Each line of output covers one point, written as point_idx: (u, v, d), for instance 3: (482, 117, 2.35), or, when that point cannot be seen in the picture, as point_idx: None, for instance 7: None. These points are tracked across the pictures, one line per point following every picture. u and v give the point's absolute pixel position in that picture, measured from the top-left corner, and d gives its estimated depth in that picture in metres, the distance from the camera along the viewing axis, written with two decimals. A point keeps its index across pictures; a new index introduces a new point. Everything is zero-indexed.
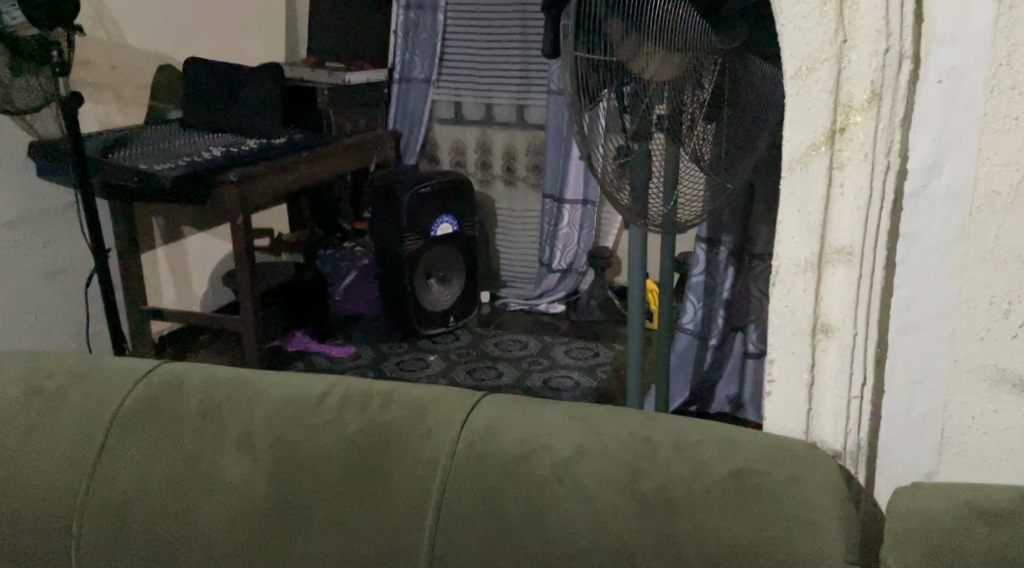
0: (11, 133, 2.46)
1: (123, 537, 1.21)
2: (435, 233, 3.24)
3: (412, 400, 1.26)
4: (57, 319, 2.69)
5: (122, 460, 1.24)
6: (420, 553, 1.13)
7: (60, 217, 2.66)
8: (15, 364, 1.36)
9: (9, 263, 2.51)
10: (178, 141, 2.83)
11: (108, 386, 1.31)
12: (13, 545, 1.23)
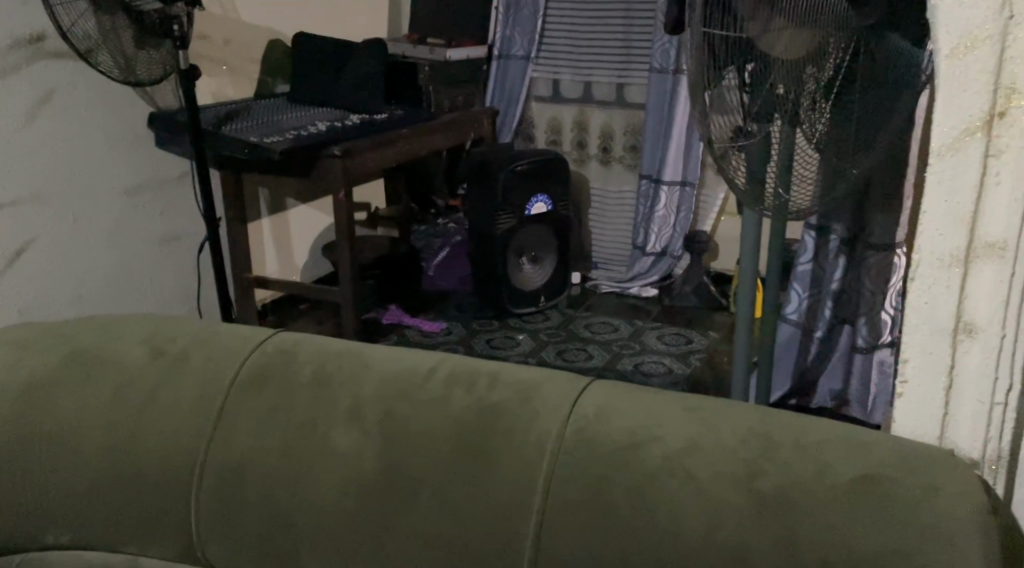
0: (133, 103, 2.55)
1: (239, 499, 1.24)
2: (529, 212, 3.20)
3: (519, 381, 1.24)
4: (170, 284, 2.77)
5: (239, 424, 1.27)
6: (527, 538, 1.12)
7: (176, 185, 2.74)
8: (138, 328, 1.40)
9: (129, 228, 2.59)
10: (286, 114, 2.87)
11: (227, 353, 1.34)
12: (136, 501, 1.28)
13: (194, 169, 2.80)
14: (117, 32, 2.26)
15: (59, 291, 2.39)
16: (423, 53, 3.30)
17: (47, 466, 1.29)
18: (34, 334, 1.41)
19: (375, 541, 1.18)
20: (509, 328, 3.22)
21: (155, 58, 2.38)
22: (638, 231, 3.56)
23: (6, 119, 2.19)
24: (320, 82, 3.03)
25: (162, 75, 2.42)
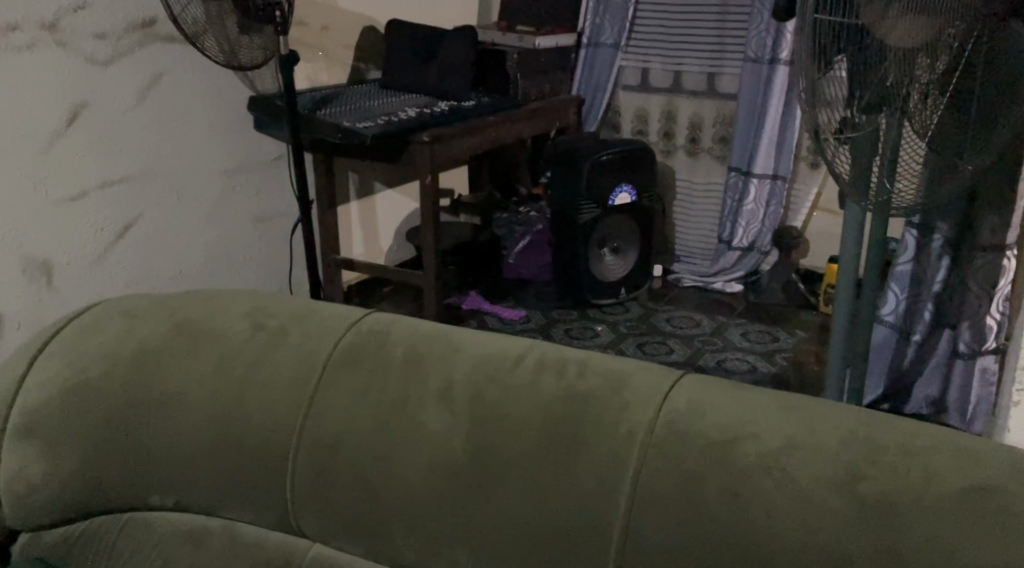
0: (236, 86, 2.62)
1: (331, 473, 1.26)
2: (614, 203, 3.15)
3: (610, 370, 1.23)
4: (265, 261, 2.84)
5: (333, 401, 1.29)
6: (615, 529, 1.11)
7: (273, 166, 2.80)
8: (239, 304, 1.45)
9: (228, 206, 2.67)
10: (376, 100, 2.90)
11: (323, 331, 1.37)
12: (232, 472, 1.31)
13: (288, 151, 2.85)
14: (223, 17, 2.32)
15: (162, 266, 2.48)
16: (510, 41, 3.24)
17: (149, 433, 1.34)
18: (142, 307, 1.47)
19: (463, 522, 1.19)
20: (589, 318, 3.19)
21: (257, 45, 2.44)
22: (725, 224, 3.47)
23: (119, 98, 2.28)
24: (408, 68, 3.03)
25: (262, 61, 2.47)
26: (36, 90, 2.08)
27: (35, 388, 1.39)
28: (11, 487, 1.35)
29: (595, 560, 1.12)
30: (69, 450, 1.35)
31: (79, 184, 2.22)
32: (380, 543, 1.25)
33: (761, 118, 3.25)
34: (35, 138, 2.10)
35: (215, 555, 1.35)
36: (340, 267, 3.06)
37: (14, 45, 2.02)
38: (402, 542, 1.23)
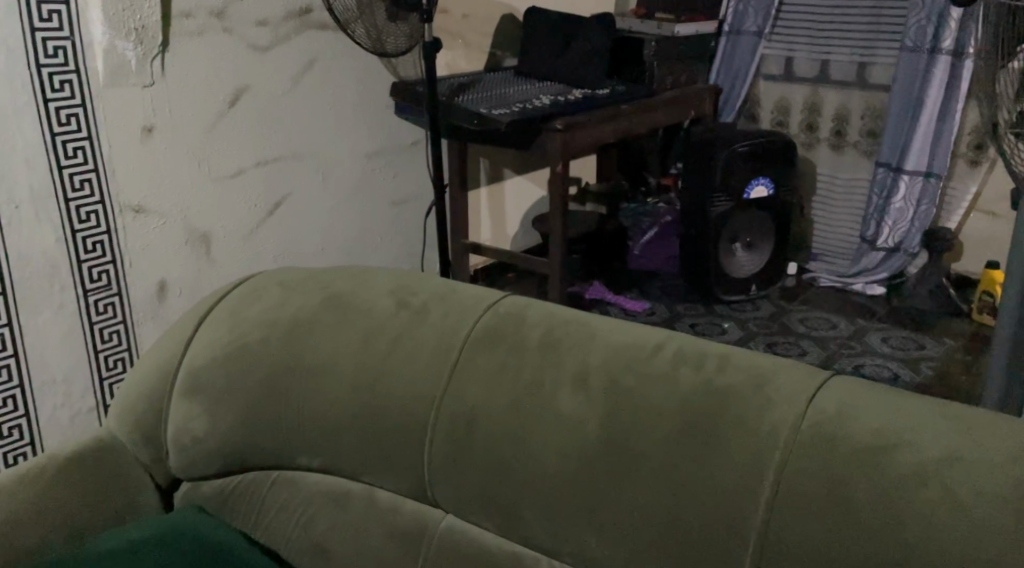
0: (379, 72, 2.69)
1: (466, 449, 1.29)
2: (748, 196, 3.01)
3: (754, 365, 1.20)
4: (402, 241, 2.92)
5: (469, 380, 1.31)
6: (753, 525, 1.09)
7: (412, 150, 2.87)
8: (384, 281, 1.49)
9: (368, 187, 2.74)
10: (514, 85, 2.88)
11: (463, 311, 1.39)
12: (373, 441, 1.36)
13: (426, 137, 2.91)
14: (373, 7, 2.39)
15: (308, 243, 2.58)
16: (648, 27, 3.11)
17: (295, 402, 1.40)
18: (296, 279, 1.54)
19: (595, 507, 1.19)
20: (716, 314, 3.06)
21: (404, 31, 2.50)
22: (869, 223, 3.30)
23: (276, 82, 2.38)
24: (545, 55, 2.96)
25: (409, 47, 2.52)
26: (204, 73, 2.20)
27: (200, 350, 1.48)
28: (176, 441, 1.46)
29: (733, 555, 1.10)
30: (226, 411, 1.43)
31: (238, 162, 2.33)
32: (512, 521, 1.26)
33: (916, 111, 3.08)
34: (201, 118, 2.22)
35: (355, 519, 1.40)
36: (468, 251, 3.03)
37: (186, 30, 2.14)
38: (534, 522, 1.24)
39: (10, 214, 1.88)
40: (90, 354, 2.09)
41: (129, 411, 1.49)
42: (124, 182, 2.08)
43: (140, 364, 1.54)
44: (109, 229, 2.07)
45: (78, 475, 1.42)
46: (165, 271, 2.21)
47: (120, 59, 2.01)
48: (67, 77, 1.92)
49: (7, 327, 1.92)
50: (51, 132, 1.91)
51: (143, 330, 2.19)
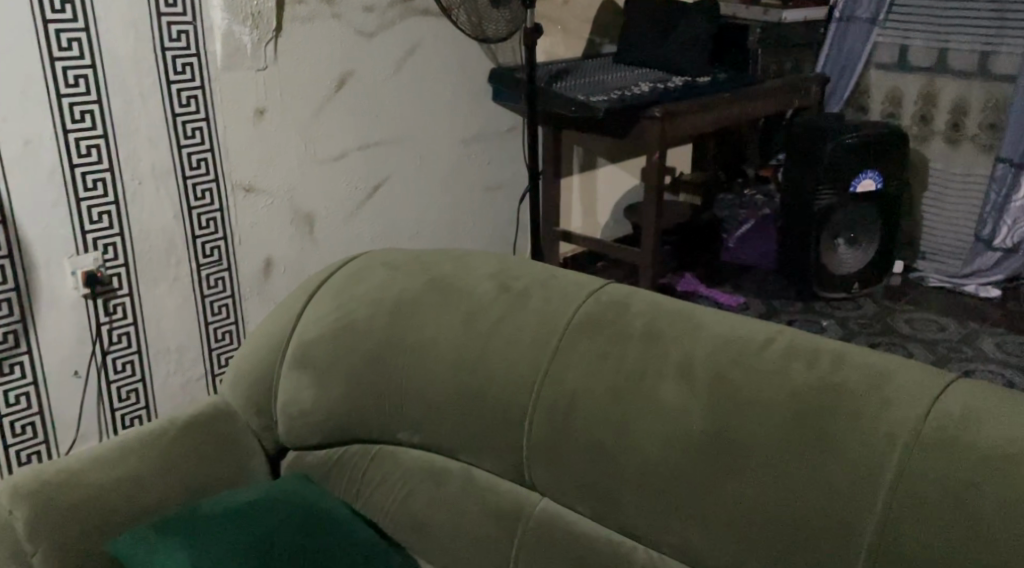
0: (479, 58, 2.71)
1: (566, 434, 1.30)
2: (855, 190, 2.89)
3: (872, 365, 1.19)
4: (496, 226, 2.93)
5: (571, 366, 1.32)
6: (869, 524, 1.09)
7: (506, 136, 2.87)
8: (486, 265, 1.51)
9: (466, 172, 2.76)
10: (613, 71, 2.83)
11: (565, 297, 1.40)
12: (472, 421, 1.38)
13: (522, 123, 2.91)
14: None
15: (407, 225, 2.61)
16: (754, 13, 2.99)
17: (397, 380, 1.43)
18: (399, 260, 1.57)
19: (698, 500, 1.20)
20: (814, 311, 2.95)
21: (505, 18, 2.51)
22: (985, 221, 3.16)
23: (380, 67, 2.42)
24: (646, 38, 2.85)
25: (509, 34, 2.53)
26: (312, 57, 2.25)
27: (307, 326, 1.53)
28: (286, 411, 1.51)
29: (847, 553, 1.10)
30: (331, 386, 1.47)
31: (341, 146, 2.38)
32: (611, 508, 1.28)
33: None
34: (309, 102, 2.27)
35: (451, 496, 1.43)
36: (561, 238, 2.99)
37: (298, 16, 2.20)
38: (633, 510, 1.25)
39: (133, 188, 1.98)
40: (201, 325, 2.17)
41: (242, 379, 1.56)
42: (236, 162, 2.15)
43: (252, 337, 1.60)
44: (221, 207, 2.14)
45: (189, 440, 1.48)
46: (270, 249, 2.28)
47: (237, 44, 2.08)
48: (188, 61, 2.01)
49: (128, 297, 2.02)
50: (173, 113, 2.01)
51: (249, 305, 2.27)
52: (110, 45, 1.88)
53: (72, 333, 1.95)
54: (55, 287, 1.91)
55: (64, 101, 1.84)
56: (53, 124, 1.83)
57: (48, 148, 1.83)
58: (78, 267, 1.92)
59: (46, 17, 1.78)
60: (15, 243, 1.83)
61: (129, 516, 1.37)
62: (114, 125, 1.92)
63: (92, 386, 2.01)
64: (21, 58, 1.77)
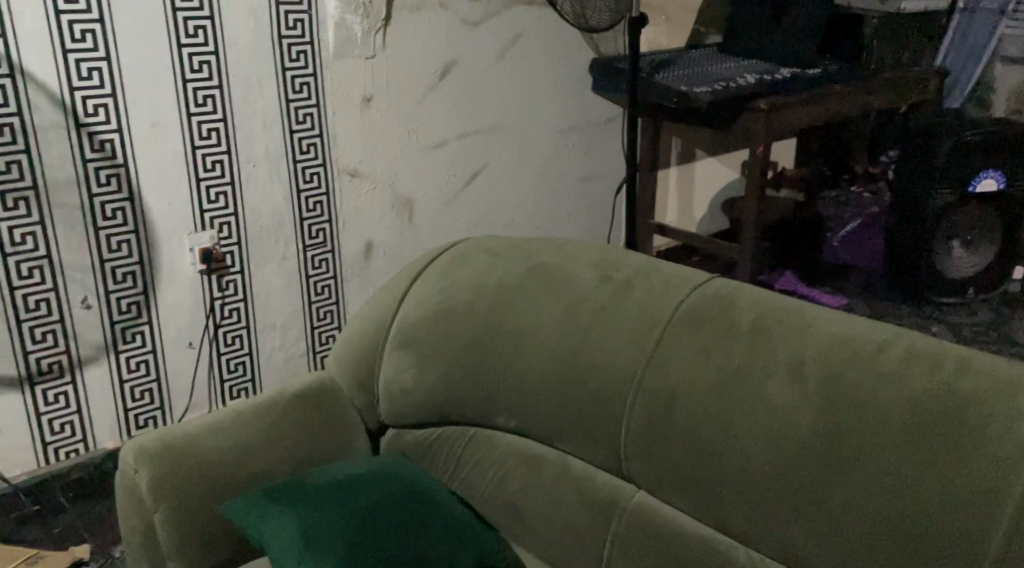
0: (580, 48, 2.70)
1: (667, 427, 1.29)
2: (974, 189, 2.69)
3: (998, 373, 1.15)
4: (592, 216, 2.91)
5: (675, 359, 1.31)
6: (992, 539, 1.07)
7: (606, 126, 2.85)
8: (588, 254, 1.51)
9: (564, 162, 2.76)
10: (719, 63, 2.76)
11: (669, 289, 1.39)
12: (571, 409, 1.38)
13: (622, 114, 2.89)
14: None
15: (504, 212, 2.63)
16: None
17: (497, 365, 1.45)
18: (501, 247, 1.58)
19: (806, 501, 1.18)
20: (924, 317, 2.77)
21: (609, 7, 2.48)
22: None
23: (482, 56, 2.43)
24: (755, 29, 2.80)
25: (612, 23, 2.50)
26: (419, 46, 2.28)
27: (410, 308, 1.56)
28: (388, 390, 1.55)
29: (964, 563, 1.08)
30: (432, 367, 1.50)
31: (442, 134, 2.39)
32: (712, 505, 1.27)
33: None
34: (414, 90, 2.30)
35: (548, 482, 1.44)
36: (656, 232, 2.94)
37: (407, 5, 2.23)
38: (734, 508, 1.25)
39: (248, 171, 2.05)
40: (304, 303, 2.23)
41: (346, 358, 1.60)
42: (344, 147, 2.19)
43: (356, 318, 1.64)
44: (327, 190, 2.19)
45: (292, 413, 1.53)
46: (372, 233, 2.31)
47: (348, 32, 2.12)
48: (302, 49, 2.07)
49: (239, 275, 2.10)
50: (285, 99, 2.07)
51: (350, 287, 2.31)
52: (231, 33, 1.95)
53: (188, 306, 2.04)
54: (174, 263, 2.00)
55: (188, 85, 1.92)
56: (178, 107, 1.92)
57: (172, 131, 1.92)
58: (196, 245, 2.01)
59: (175, 6, 1.86)
60: (140, 219, 1.93)
61: (238, 483, 1.43)
62: (233, 109, 1.99)
63: (204, 357, 2.10)
64: (149, 45, 1.85)
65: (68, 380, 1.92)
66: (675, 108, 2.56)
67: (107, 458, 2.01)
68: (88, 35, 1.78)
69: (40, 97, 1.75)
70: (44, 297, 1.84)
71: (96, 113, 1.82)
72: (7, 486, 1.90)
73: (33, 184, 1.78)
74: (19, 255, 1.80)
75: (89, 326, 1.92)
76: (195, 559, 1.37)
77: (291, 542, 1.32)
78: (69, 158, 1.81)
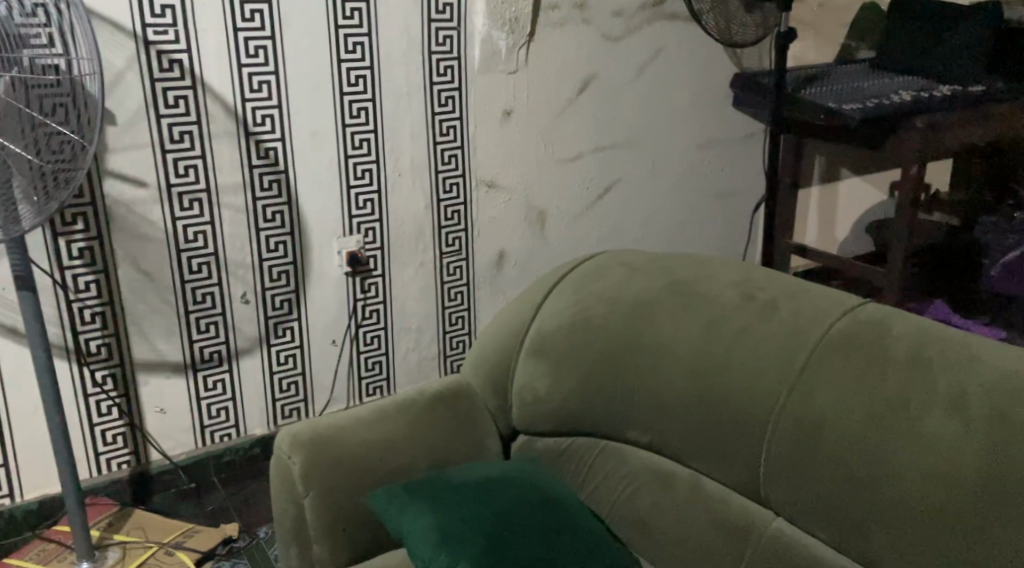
0: (724, 64, 2.66)
1: (812, 455, 1.26)
2: None
3: None
4: (729, 233, 2.86)
5: (824, 384, 1.27)
6: None
7: (748, 141, 2.80)
8: (729, 272, 1.49)
9: (704, 177, 2.72)
10: (872, 78, 2.65)
11: (818, 311, 1.35)
12: (709, 427, 1.37)
13: (764, 130, 2.83)
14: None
15: (639, 226, 2.62)
16: None
17: (631, 380, 1.45)
18: (639, 261, 1.58)
19: (960, 544, 1.13)
20: None
21: (754, 23, 2.45)
22: None
23: (622, 71, 2.43)
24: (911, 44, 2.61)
25: (757, 39, 2.47)
26: (561, 61, 2.30)
27: (546, 319, 1.58)
28: (521, 397, 1.57)
29: None
30: (567, 377, 1.51)
31: (577, 147, 2.40)
32: (854, 536, 1.23)
33: None
34: (553, 103, 2.32)
35: (679, 500, 1.43)
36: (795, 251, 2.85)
37: (551, 21, 2.25)
38: (878, 543, 1.20)
39: (394, 179, 2.12)
40: (438, 308, 2.29)
41: (481, 363, 1.64)
42: (484, 158, 2.24)
43: (493, 324, 1.67)
44: (465, 200, 2.24)
45: (429, 413, 1.57)
46: (505, 242, 2.35)
47: (494, 47, 2.17)
48: (449, 64, 2.12)
49: (381, 278, 2.17)
50: (432, 112, 2.13)
51: (482, 294, 2.35)
52: (386, 48, 2.03)
53: (334, 306, 2.13)
54: (323, 265, 2.09)
55: (345, 98, 2.01)
56: (334, 119, 2.01)
57: (329, 140, 2.01)
58: (343, 248, 2.10)
59: (338, 23, 1.96)
60: (296, 223, 2.03)
61: (378, 479, 1.47)
62: (384, 122, 2.07)
63: (345, 356, 2.18)
64: (311, 58, 1.95)
65: (226, 368, 2.03)
66: (822, 125, 2.49)
67: (255, 444, 2.12)
68: (260, 51, 1.89)
69: (216, 108, 1.87)
70: (210, 290, 1.96)
71: (263, 123, 1.93)
72: (169, 463, 2.03)
73: (205, 186, 1.90)
74: (191, 251, 1.92)
75: (246, 320, 2.03)
76: (338, 547, 1.43)
77: (429, 537, 1.36)
78: (237, 164, 1.93)
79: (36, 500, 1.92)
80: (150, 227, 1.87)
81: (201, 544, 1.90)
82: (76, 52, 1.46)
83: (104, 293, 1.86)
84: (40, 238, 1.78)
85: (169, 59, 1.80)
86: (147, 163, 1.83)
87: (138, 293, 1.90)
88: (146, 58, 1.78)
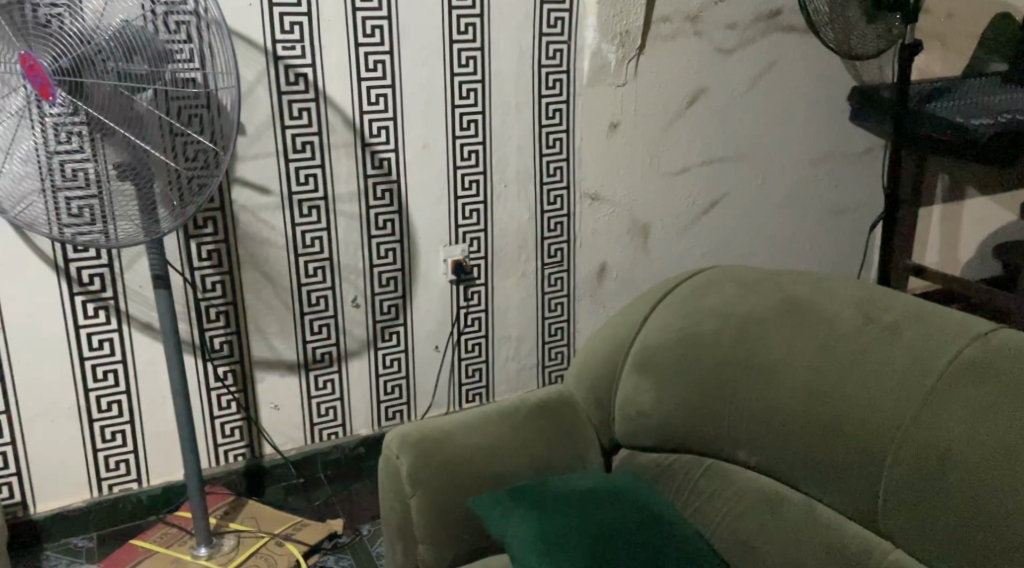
0: (840, 77, 2.59)
1: (937, 485, 1.22)
2: None
3: None
4: (842, 251, 2.78)
5: (947, 414, 1.23)
6: None
7: (865, 157, 2.71)
8: (848, 291, 1.44)
9: (816, 193, 2.65)
10: (1002, 88, 2.49)
11: (944, 334, 1.30)
12: (825, 450, 1.33)
13: (882, 146, 2.73)
14: (845, 8, 2.32)
15: (747, 241, 2.57)
16: None
17: (741, 398, 1.43)
18: (751, 277, 1.55)
19: None
20: None
21: (875, 34, 2.38)
22: None
23: (734, 84, 2.40)
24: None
25: (878, 51, 2.39)
26: (671, 75, 2.28)
27: (654, 333, 1.57)
28: (625, 411, 1.56)
29: None
30: (675, 392, 1.50)
31: (684, 161, 2.38)
32: None
33: None
34: (661, 116, 2.30)
35: (789, 523, 1.39)
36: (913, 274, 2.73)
37: (663, 34, 2.23)
38: None
39: (500, 189, 2.14)
40: (539, 318, 2.30)
41: (585, 374, 1.64)
42: (590, 170, 2.24)
43: (596, 337, 1.67)
44: (570, 212, 2.25)
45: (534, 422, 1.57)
46: (607, 255, 2.34)
47: (604, 60, 2.17)
48: (559, 77, 2.14)
49: (484, 286, 2.20)
50: (540, 124, 2.15)
51: (583, 305, 2.35)
52: (498, 61, 2.06)
53: (439, 313, 2.17)
54: (431, 272, 2.13)
55: (457, 110, 2.04)
56: (446, 130, 2.04)
57: (440, 150, 2.05)
58: (449, 256, 2.13)
59: (453, 37, 1.99)
60: (406, 231, 2.07)
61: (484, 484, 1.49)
62: (493, 133, 2.10)
63: (447, 361, 2.22)
64: (426, 71, 1.99)
65: (335, 369, 2.09)
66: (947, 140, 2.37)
67: (360, 443, 2.17)
68: (377, 64, 1.94)
69: (336, 119, 1.94)
70: (323, 293, 2.03)
71: (379, 134, 1.98)
72: (280, 457, 2.11)
73: (322, 194, 1.97)
74: (307, 255, 1.99)
75: (356, 323, 2.08)
76: (443, 551, 1.46)
77: (535, 545, 1.37)
78: (352, 173, 1.99)
79: (159, 486, 2.01)
80: (270, 230, 1.94)
81: (308, 537, 1.96)
82: (212, 66, 1.48)
83: (227, 293, 1.95)
84: (171, 239, 1.87)
85: (294, 73, 1.88)
86: (271, 171, 1.91)
87: (257, 294, 1.97)
88: (273, 71, 1.86)
